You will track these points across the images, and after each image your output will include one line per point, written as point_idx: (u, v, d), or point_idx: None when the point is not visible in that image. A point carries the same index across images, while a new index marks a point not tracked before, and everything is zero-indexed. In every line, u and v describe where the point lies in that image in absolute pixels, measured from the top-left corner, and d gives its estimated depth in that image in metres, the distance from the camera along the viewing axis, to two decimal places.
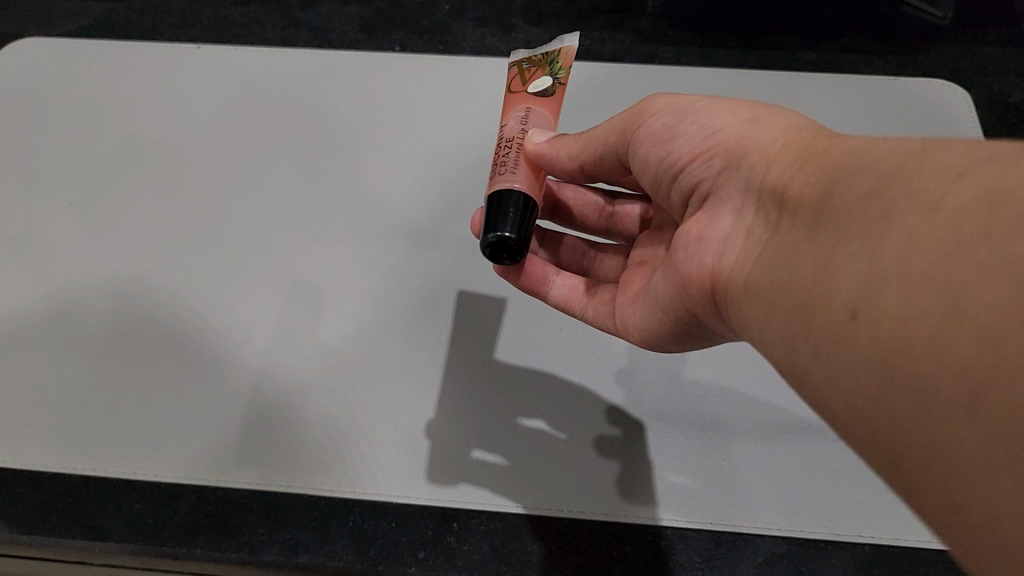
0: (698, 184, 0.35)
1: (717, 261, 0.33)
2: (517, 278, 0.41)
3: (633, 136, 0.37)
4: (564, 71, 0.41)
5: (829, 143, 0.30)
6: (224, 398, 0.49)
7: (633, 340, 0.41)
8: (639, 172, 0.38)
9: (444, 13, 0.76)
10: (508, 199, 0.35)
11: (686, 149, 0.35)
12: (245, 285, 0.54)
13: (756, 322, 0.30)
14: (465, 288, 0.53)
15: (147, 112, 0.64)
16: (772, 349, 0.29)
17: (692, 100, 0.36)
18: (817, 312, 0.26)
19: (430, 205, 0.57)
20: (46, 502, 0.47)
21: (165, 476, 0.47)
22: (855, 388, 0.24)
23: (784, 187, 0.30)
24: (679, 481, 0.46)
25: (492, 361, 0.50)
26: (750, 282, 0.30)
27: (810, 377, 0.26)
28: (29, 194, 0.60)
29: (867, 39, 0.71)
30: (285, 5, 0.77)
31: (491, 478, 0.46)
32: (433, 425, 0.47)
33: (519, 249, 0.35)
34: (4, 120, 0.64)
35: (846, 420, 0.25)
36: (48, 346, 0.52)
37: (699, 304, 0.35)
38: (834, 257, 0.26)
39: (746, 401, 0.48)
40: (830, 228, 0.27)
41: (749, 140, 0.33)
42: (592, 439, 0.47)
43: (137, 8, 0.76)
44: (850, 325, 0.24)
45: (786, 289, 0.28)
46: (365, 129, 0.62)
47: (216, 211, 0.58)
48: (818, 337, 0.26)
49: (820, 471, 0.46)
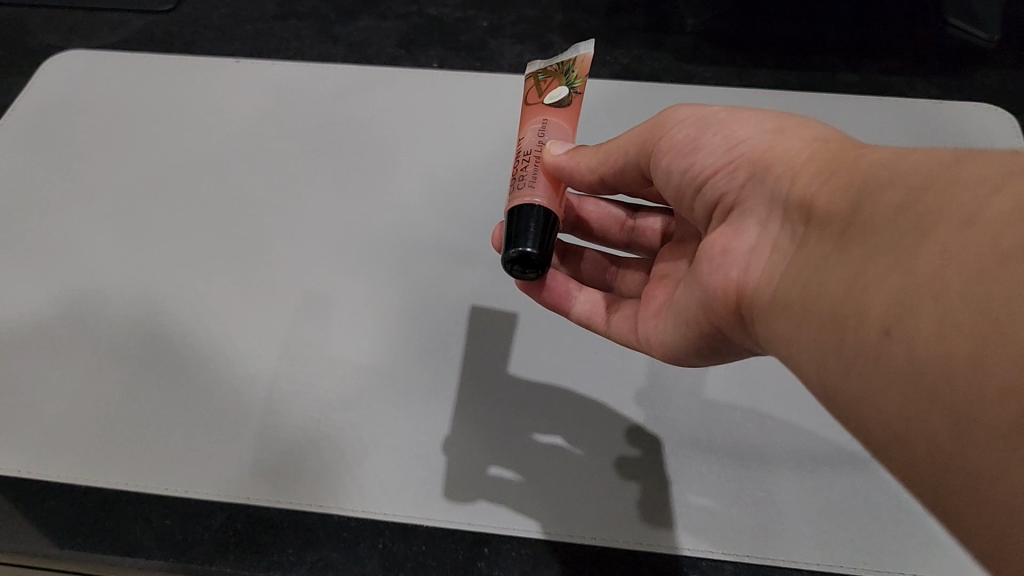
0: (722, 196, 0.34)
1: (743, 275, 0.32)
2: (539, 293, 0.41)
3: (654, 148, 0.36)
4: (580, 80, 0.40)
5: (857, 153, 0.28)
6: (248, 418, 0.48)
7: (657, 356, 0.40)
8: (660, 185, 0.37)
9: (482, 30, 0.76)
10: (529, 214, 0.34)
11: (710, 161, 0.34)
12: (278, 298, 0.53)
13: (784, 338, 0.29)
14: (480, 304, 0.52)
15: (184, 125, 0.64)
16: (802, 366, 0.27)
17: (716, 111, 0.35)
18: (849, 328, 0.25)
19: (466, 222, 0.57)
20: (79, 514, 0.47)
21: (199, 492, 0.46)
22: (889, 407, 0.23)
23: (812, 199, 0.29)
24: (703, 503, 0.45)
25: (507, 376, 0.49)
26: (778, 297, 0.29)
27: (841, 395, 0.25)
28: (70, 205, 0.60)
29: (911, 61, 0.69)
30: (323, 19, 0.77)
31: (509, 495, 0.45)
32: (452, 442, 0.47)
33: (542, 264, 0.34)
34: (47, 130, 0.65)
35: (880, 440, 0.23)
36: (81, 360, 0.52)
37: (725, 318, 0.33)
38: (865, 271, 0.25)
39: (784, 426, 0.47)
40: (860, 240, 0.25)
41: (774, 151, 0.32)
42: (613, 459, 0.46)
43: (178, 22, 0.77)
44: (883, 342, 0.23)
45: (816, 303, 0.27)
46: (398, 145, 0.61)
47: (253, 225, 0.57)
48: (850, 353, 0.24)
49: (860, 504, 0.44)
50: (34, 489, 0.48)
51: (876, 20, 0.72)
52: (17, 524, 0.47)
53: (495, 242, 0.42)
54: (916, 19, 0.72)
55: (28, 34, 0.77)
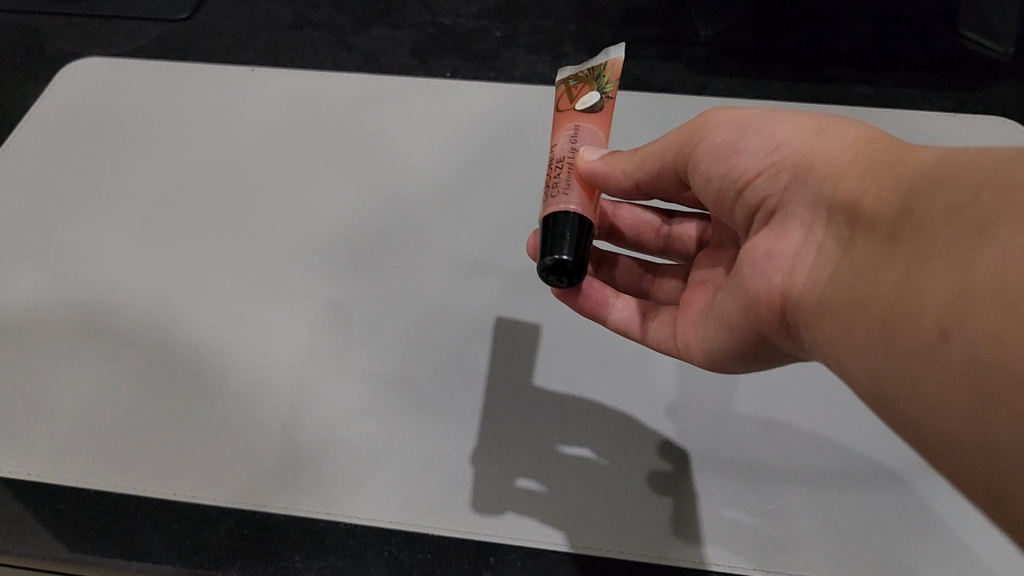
0: (762, 200, 0.33)
1: (786, 279, 0.31)
2: (576, 301, 0.41)
3: (692, 152, 0.36)
4: (611, 84, 0.40)
5: (904, 154, 0.28)
6: (263, 427, 0.48)
7: (697, 362, 0.39)
8: (699, 189, 0.37)
9: (497, 40, 0.76)
10: (564, 221, 0.34)
11: (750, 164, 0.33)
12: (291, 308, 0.53)
13: (831, 342, 0.28)
14: (505, 315, 0.52)
15: (202, 133, 0.64)
16: (851, 371, 0.27)
17: (754, 113, 0.35)
18: (903, 331, 0.24)
19: (480, 233, 0.56)
20: (88, 519, 0.47)
21: (206, 498, 0.46)
22: (947, 411, 0.22)
23: (857, 201, 0.28)
24: (735, 517, 0.44)
25: (531, 386, 0.49)
26: (824, 300, 0.29)
27: (895, 399, 0.25)
28: (89, 212, 0.60)
29: (925, 74, 0.69)
30: (339, 28, 0.77)
31: (535, 508, 0.45)
32: (479, 454, 0.46)
33: (578, 271, 0.34)
34: (63, 138, 0.65)
35: (935, 445, 0.23)
36: (97, 367, 0.52)
37: (767, 324, 0.33)
38: (919, 273, 0.24)
39: (805, 437, 0.46)
40: (911, 242, 0.25)
41: (817, 153, 0.31)
42: (646, 475, 0.45)
43: (195, 30, 0.77)
44: (942, 346, 0.23)
45: (865, 307, 0.26)
46: (412, 155, 0.61)
47: (266, 234, 0.57)
48: (905, 358, 0.24)
49: (871, 518, 0.44)
50: (44, 493, 0.48)
51: (891, 32, 0.72)
52: (30, 526, 0.48)
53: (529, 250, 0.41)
54: (930, 33, 0.72)
55: (47, 41, 0.77)
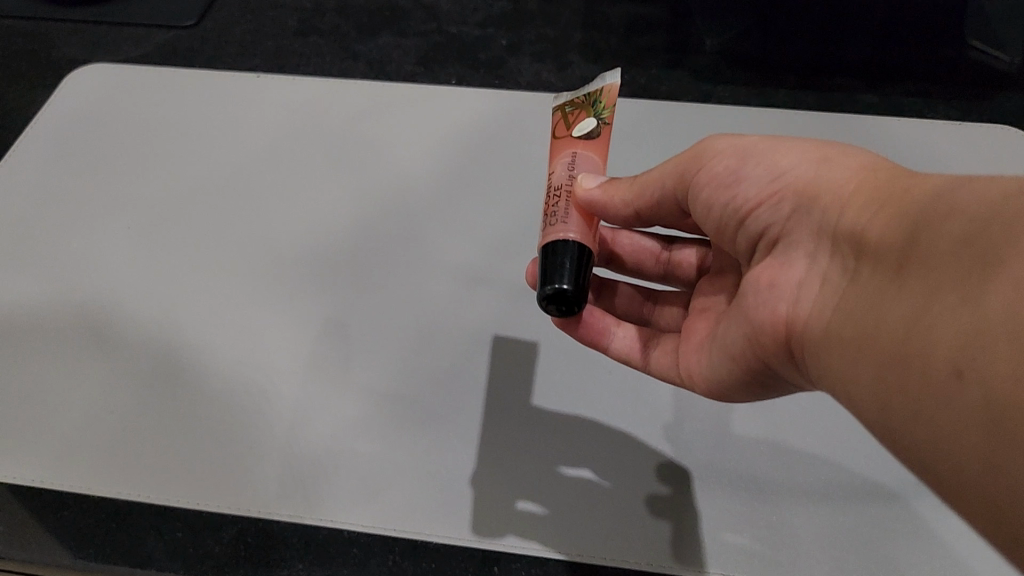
0: (766, 229, 0.33)
1: (792, 310, 0.31)
2: (577, 330, 0.40)
3: (692, 180, 0.36)
4: (608, 110, 0.40)
5: (909, 182, 0.28)
6: (264, 437, 0.48)
7: (700, 391, 0.39)
8: (700, 218, 0.37)
9: (501, 48, 0.76)
10: (564, 249, 0.34)
11: (753, 193, 0.33)
12: (292, 316, 0.53)
13: (839, 376, 0.28)
14: (503, 333, 0.52)
15: (205, 141, 0.64)
16: (860, 405, 0.27)
17: (755, 141, 0.34)
18: (914, 369, 0.24)
19: (483, 241, 0.56)
20: (90, 526, 0.48)
21: (208, 505, 0.46)
22: (959, 448, 0.22)
23: (863, 231, 0.28)
24: (737, 542, 0.44)
25: (532, 407, 0.48)
26: (831, 332, 0.29)
27: (906, 435, 0.24)
28: (91, 220, 0.60)
29: (930, 83, 0.69)
30: (343, 36, 0.77)
31: (537, 529, 0.44)
32: (479, 475, 0.46)
33: (577, 300, 0.33)
34: (66, 145, 0.65)
35: (949, 484, 0.23)
36: (98, 374, 0.52)
37: (773, 353, 0.33)
38: (927, 308, 0.24)
39: (803, 457, 0.46)
40: (917, 276, 0.25)
41: (821, 182, 0.31)
42: (644, 498, 0.45)
43: (200, 36, 0.77)
44: (954, 385, 0.22)
45: (873, 341, 0.26)
46: (415, 164, 0.61)
47: (268, 242, 0.57)
48: (915, 395, 0.24)
49: (873, 530, 0.44)
50: (48, 499, 0.49)
51: (896, 42, 0.72)
52: (34, 531, 0.48)
53: (529, 278, 0.41)
54: (936, 42, 0.71)
55: (52, 48, 0.77)
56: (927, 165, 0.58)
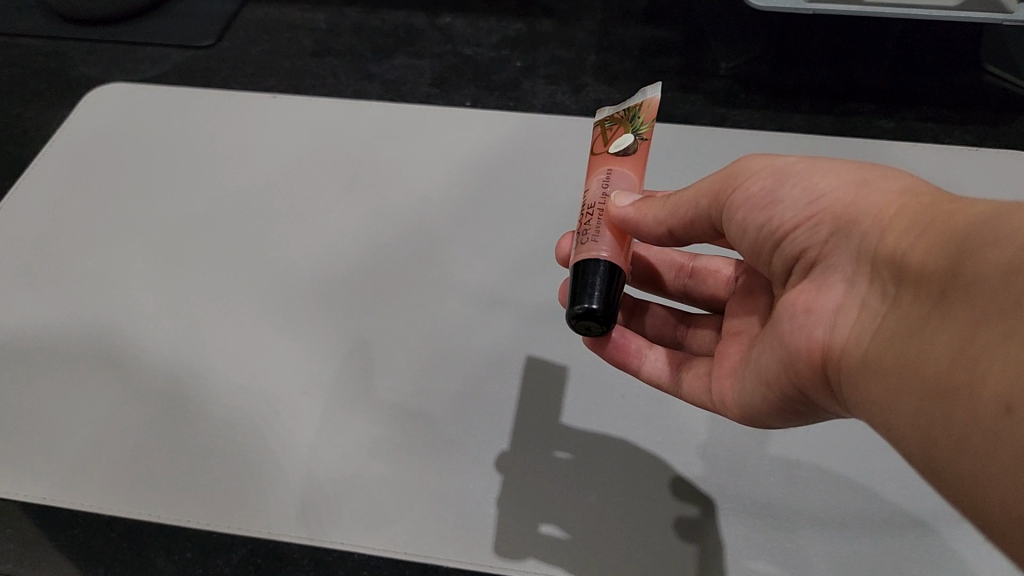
0: (803, 251, 0.33)
1: (829, 335, 0.31)
2: (608, 351, 0.41)
3: (727, 200, 0.35)
4: (646, 126, 0.40)
5: (951, 206, 0.28)
6: (280, 458, 0.48)
7: (733, 417, 0.38)
8: (735, 238, 0.36)
9: (517, 69, 0.76)
10: (594, 269, 0.34)
11: (789, 215, 0.33)
12: (305, 337, 0.53)
13: (879, 405, 0.28)
14: (536, 354, 0.51)
15: (222, 162, 0.64)
16: (902, 437, 0.26)
17: (791, 162, 0.34)
18: (959, 402, 0.24)
19: (498, 263, 0.56)
20: (101, 545, 0.48)
21: (220, 525, 0.46)
22: (1004, 482, 0.22)
23: (904, 256, 0.28)
24: (759, 567, 0.43)
25: (556, 430, 0.48)
26: (872, 359, 0.28)
27: (950, 469, 0.24)
28: (108, 238, 0.60)
29: (947, 108, 0.68)
30: (360, 57, 0.78)
31: (555, 555, 0.44)
32: (502, 498, 0.46)
33: (607, 319, 0.33)
34: (84, 164, 0.65)
35: (995, 522, 0.22)
36: (111, 394, 0.51)
37: (808, 379, 0.32)
38: (974, 337, 0.24)
39: (824, 482, 0.46)
40: (963, 304, 0.25)
41: (859, 205, 0.31)
42: (672, 521, 0.44)
43: (219, 57, 0.78)
44: (1002, 421, 0.22)
45: (915, 371, 0.26)
46: (431, 186, 0.61)
47: (283, 262, 0.57)
48: (961, 429, 0.24)
49: (891, 557, 0.43)
50: (58, 517, 0.49)
51: (912, 67, 0.71)
52: (43, 547, 0.48)
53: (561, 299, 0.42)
54: (952, 67, 0.71)
55: (73, 66, 0.77)
56: (946, 188, 0.57)
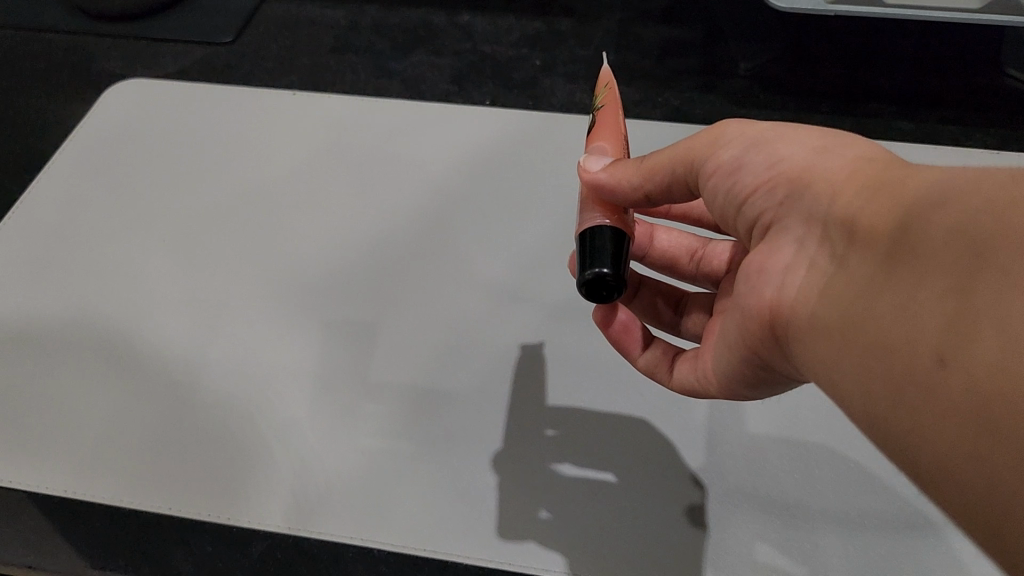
0: (760, 215, 0.34)
1: (775, 295, 0.31)
2: (614, 334, 0.42)
3: (698, 166, 0.36)
4: (599, 98, 0.44)
5: (903, 172, 0.28)
6: (291, 450, 0.48)
7: (713, 390, 0.39)
8: (709, 202, 0.37)
9: (535, 68, 0.76)
10: (602, 236, 0.36)
11: (751, 179, 0.34)
12: (316, 328, 0.54)
13: (822, 363, 0.28)
14: (549, 351, 0.52)
15: (240, 157, 0.65)
16: (843, 391, 0.27)
17: (760, 129, 0.35)
18: (902, 357, 0.24)
19: (513, 261, 0.57)
20: (126, 540, 0.48)
21: (248, 520, 0.47)
22: (948, 437, 0.23)
23: (853, 218, 0.28)
24: (766, 552, 0.43)
25: (569, 426, 0.48)
26: (816, 318, 0.29)
27: (890, 423, 0.25)
28: (126, 232, 0.61)
29: (968, 110, 0.68)
30: (379, 55, 0.79)
31: (557, 541, 0.44)
32: (508, 489, 0.46)
33: (618, 283, 0.35)
34: (104, 159, 0.66)
35: (934, 473, 0.23)
36: (127, 386, 0.52)
37: (761, 341, 0.33)
38: (917, 296, 0.24)
39: (836, 479, 0.46)
40: (906, 263, 0.25)
41: (815, 169, 0.31)
42: (683, 508, 0.45)
43: (239, 54, 0.78)
44: (941, 375, 0.23)
45: (859, 327, 0.26)
46: (448, 183, 0.62)
47: (295, 257, 0.58)
48: (902, 383, 0.24)
49: (902, 556, 0.43)
50: (82, 509, 0.49)
51: (933, 69, 0.71)
52: (65, 542, 0.49)
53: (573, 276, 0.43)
54: (973, 69, 0.71)
55: (95, 62, 0.78)
56: None
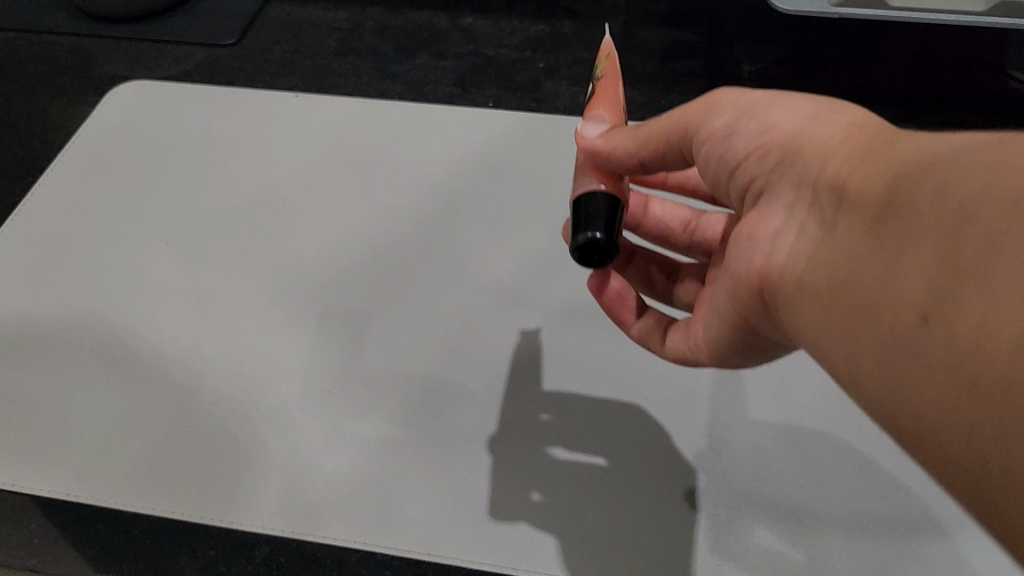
0: (752, 181, 0.33)
1: (765, 260, 0.31)
2: (608, 302, 0.42)
3: (693, 133, 0.36)
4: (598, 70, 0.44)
5: (895, 138, 0.28)
6: (294, 453, 0.48)
7: (704, 359, 0.38)
8: (702, 169, 0.36)
9: (538, 70, 0.76)
10: (595, 202, 0.36)
11: (743, 145, 0.33)
12: (318, 330, 0.54)
13: (807, 326, 0.28)
14: (552, 356, 0.51)
15: (242, 159, 0.65)
16: (828, 352, 0.27)
17: (753, 96, 0.34)
18: (884, 315, 0.24)
19: (517, 265, 0.56)
20: (123, 548, 0.47)
21: (253, 522, 0.46)
22: (925, 392, 0.23)
23: (844, 182, 0.28)
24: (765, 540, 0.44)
25: (573, 430, 0.48)
26: (804, 282, 0.29)
27: (872, 383, 0.25)
28: (128, 236, 0.61)
29: (970, 113, 0.68)
30: (382, 56, 0.78)
31: (555, 527, 0.44)
32: (511, 491, 0.46)
33: (610, 248, 0.35)
34: (106, 161, 0.66)
35: (912, 430, 0.23)
36: (128, 390, 0.52)
37: (750, 307, 0.33)
38: (901, 255, 0.24)
39: (841, 483, 0.45)
40: (892, 223, 0.25)
41: (807, 136, 0.31)
42: (683, 491, 0.45)
43: (242, 56, 0.78)
44: (923, 331, 0.23)
45: (845, 288, 0.26)
46: (452, 185, 0.61)
47: (298, 259, 0.58)
48: (884, 342, 0.24)
49: (908, 558, 0.43)
50: (83, 513, 0.48)
51: (935, 70, 0.71)
52: (65, 548, 0.48)
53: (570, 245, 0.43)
54: (976, 70, 0.71)
55: (97, 65, 0.78)
56: None
